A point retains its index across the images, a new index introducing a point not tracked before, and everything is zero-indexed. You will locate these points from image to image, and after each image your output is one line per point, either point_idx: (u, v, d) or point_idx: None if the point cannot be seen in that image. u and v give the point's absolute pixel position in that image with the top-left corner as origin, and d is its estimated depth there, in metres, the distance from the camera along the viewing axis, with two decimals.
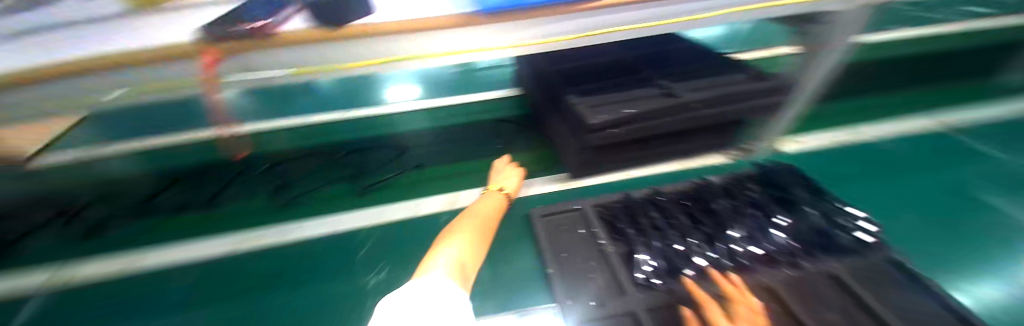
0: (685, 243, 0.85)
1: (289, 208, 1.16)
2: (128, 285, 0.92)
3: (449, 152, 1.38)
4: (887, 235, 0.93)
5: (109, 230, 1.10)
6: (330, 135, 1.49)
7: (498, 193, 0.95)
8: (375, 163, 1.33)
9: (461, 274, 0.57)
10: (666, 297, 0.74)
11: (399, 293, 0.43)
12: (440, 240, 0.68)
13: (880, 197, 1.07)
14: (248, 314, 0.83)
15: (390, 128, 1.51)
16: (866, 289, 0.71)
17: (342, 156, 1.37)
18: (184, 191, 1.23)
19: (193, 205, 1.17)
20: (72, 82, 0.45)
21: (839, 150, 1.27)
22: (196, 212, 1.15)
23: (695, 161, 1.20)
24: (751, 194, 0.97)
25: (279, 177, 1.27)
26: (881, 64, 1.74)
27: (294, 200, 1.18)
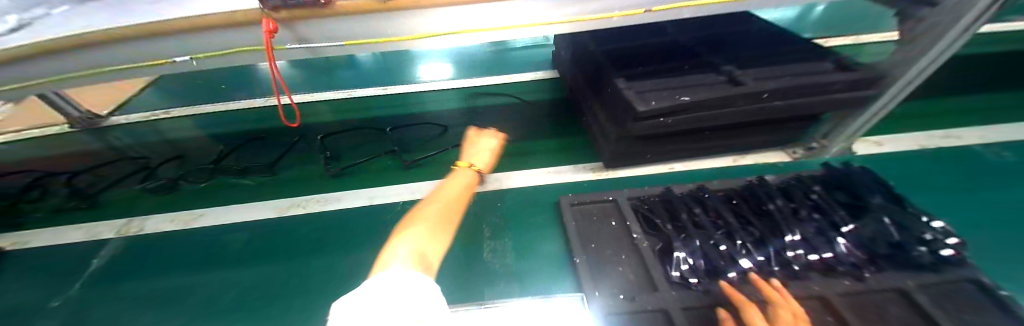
0: (730, 243, 0.79)
1: (342, 177, 1.23)
2: (193, 239, 1.03)
3: (483, 132, 1.38)
4: (974, 254, 0.82)
5: (184, 186, 1.22)
6: (370, 109, 1.54)
7: (469, 169, 0.94)
8: (412, 139, 1.37)
9: (425, 263, 0.51)
10: (704, 298, 0.72)
11: (355, 292, 0.37)
12: (399, 233, 0.61)
13: (968, 211, 0.94)
14: (292, 275, 0.90)
15: (427, 105, 1.54)
16: (945, 314, 0.65)
17: (381, 131, 1.41)
18: (244, 157, 1.33)
19: (254, 169, 1.26)
20: (146, 43, 0.50)
21: (921, 156, 1.12)
22: (259, 175, 1.25)
23: (750, 158, 1.12)
24: (813, 197, 0.88)
25: (331, 148, 1.34)
26: (980, 60, 1.51)
27: (346, 170, 1.25)
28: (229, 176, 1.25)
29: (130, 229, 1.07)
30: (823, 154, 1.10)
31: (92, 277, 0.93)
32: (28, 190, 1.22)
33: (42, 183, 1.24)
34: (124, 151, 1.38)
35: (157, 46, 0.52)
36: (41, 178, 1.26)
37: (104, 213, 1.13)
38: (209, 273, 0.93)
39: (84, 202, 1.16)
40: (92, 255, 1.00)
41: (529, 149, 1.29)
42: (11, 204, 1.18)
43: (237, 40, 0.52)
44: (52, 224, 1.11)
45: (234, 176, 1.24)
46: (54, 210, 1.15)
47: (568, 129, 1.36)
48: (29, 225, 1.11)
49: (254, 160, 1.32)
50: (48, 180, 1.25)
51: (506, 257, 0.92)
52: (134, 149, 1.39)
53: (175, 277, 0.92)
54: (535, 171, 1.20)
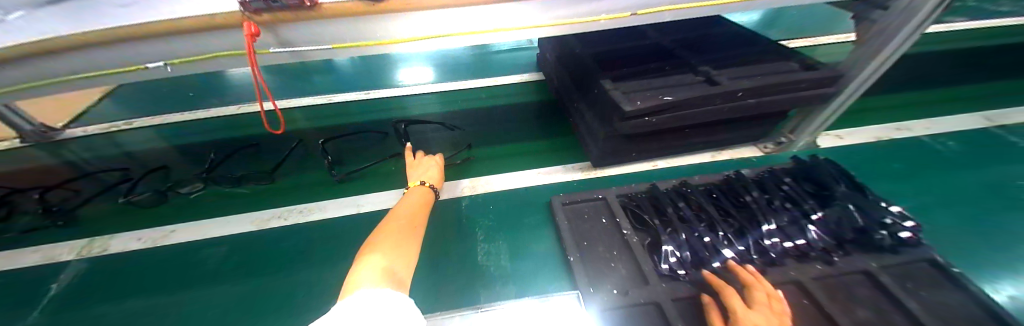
0: (714, 235, 0.83)
1: (347, 183, 1.20)
2: (166, 257, 0.97)
3: (471, 135, 1.38)
4: (929, 236, 0.91)
5: (175, 196, 1.15)
6: (354, 114, 1.50)
7: (422, 187, 0.87)
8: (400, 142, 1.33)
9: (395, 279, 0.49)
10: (690, 288, 0.75)
11: (333, 317, 0.35)
12: (360, 255, 0.56)
13: (924, 198, 1.02)
14: (279, 290, 0.87)
15: (413, 110, 1.52)
16: (901, 289, 0.72)
17: (375, 137, 1.38)
18: (236, 167, 1.26)
19: (250, 176, 1.20)
20: (113, 46, 0.47)
21: (880, 147, 1.22)
22: (259, 182, 1.19)
23: (727, 153, 1.18)
24: (785, 188, 0.93)
25: (334, 153, 1.30)
26: (919, 58, 1.68)
27: (347, 177, 1.21)
28: (224, 186, 1.17)
29: (94, 248, 1.00)
30: (791, 148, 1.17)
31: (47, 307, 0.85)
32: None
33: (11, 200, 1.12)
34: (84, 166, 1.28)
35: (123, 53, 0.49)
36: (10, 195, 1.13)
37: (66, 233, 1.04)
38: (185, 294, 0.87)
39: (58, 219, 1.06)
40: (52, 280, 0.92)
41: (518, 151, 1.30)
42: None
43: (214, 44, 0.51)
44: (8, 246, 1.01)
45: (228, 185, 1.17)
46: (11, 231, 1.04)
47: (555, 130, 1.38)
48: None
49: (249, 166, 1.26)
50: (13, 197, 1.13)
51: (500, 259, 0.92)
52: (94, 164, 1.29)
53: (148, 299, 0.87)
54: (527, 172, 1.21)
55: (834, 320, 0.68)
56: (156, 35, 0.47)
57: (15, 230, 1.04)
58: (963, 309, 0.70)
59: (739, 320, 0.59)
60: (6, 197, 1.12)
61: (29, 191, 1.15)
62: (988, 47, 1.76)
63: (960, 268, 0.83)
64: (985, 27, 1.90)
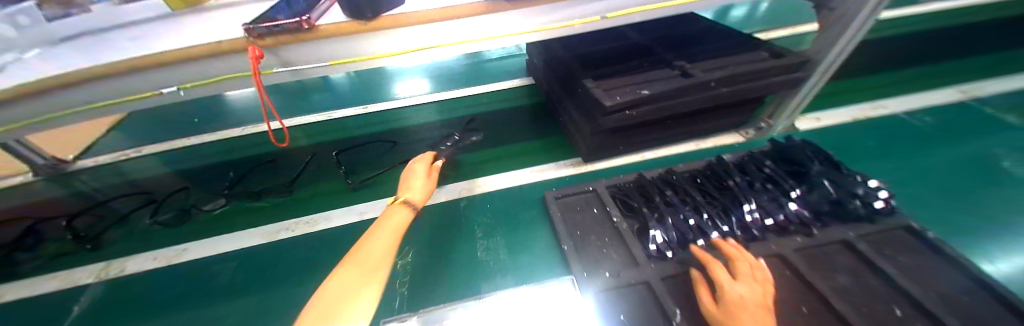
0: (699, 217, 0.87)
1: (363, 190, 1.25)
2: (181, 274, 1.02)
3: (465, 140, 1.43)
4: (914, 211, 0.94)
5: (197, 216, 1.21)
6: (353, 128, 1.56)
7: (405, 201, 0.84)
8: (400, 152, 1.40)
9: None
10: (678, 267, 0.80)
11: None
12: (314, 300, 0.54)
13: (907, 174, 1.07)
14: (290, 299, 0.92)
15: (409, 120, 1.58)
16: (877, 255, 0.76)
17: (379, 146, 1.44)
18: (255, 182, 1.32)
19: (268, 190, 1.24)
20: (129, 76, 0.53)
21: (858, 126, 1.27)
22: (278, 195, 1.23)
23: (712, 141, 1.23)
24: (766, 169, 0.98)
25: (348, 162, 1.36)
26: (893, 39, 1.74)
27: (367, 182, 1.27)
28: (246, 200, 1.22)
29: (112, 270, 1.05)
30: (770, 132, 1.22)
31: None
32: (24, 237, 1.14)
33: (38, 230, 1.17)
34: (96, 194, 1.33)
35: (139, 82, 0.55)
36: (35, 225, 1.17)
37: (85, 257, 1.09)
38: (198, 309, 0.92)
39: (86, 244, 1.12)
40: (73, 302, 0.96)
41: (512, 153, 1.35)
42: (9, 257, 1.08)
43: (222, 69, 0.57)
44: (32, 273, 1.06)
45: (250, 199, 1.22)
46: (34, 258, 1.09)
47: (546, 131, 1.44)
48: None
49: (270, 181, 1.32)
50: (41, 226, 1.18)
51: (499, 253, 0.97)
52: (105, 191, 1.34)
53: (165, 316, 0.91)
54: (520, 171, 1.26)
55: (815, 287, 0.72)
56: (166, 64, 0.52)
57: (38, 258, 1.09)
58: (937, 271, 0.74)
59: (725, 293, 0.64)
60: (34, 226, 1.17)
61: (56, 219, 1.20)
62: (959, 25, 1.83)
63: (945, 240, 0.86)
64: (954, 7, 1.98)
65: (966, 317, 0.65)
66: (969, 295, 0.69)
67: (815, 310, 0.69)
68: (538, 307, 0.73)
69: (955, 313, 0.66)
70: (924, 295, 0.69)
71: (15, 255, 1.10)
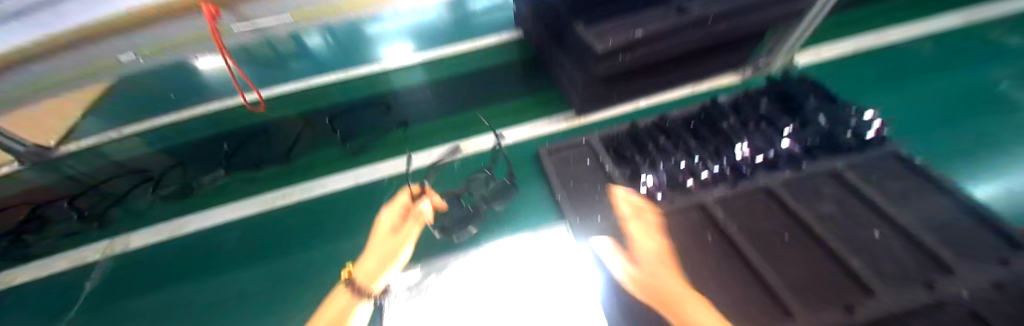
0: (690, 159, 0.87)
1: (360, 156, 1.23)
2: (183, 248, 1.06)
3: (452, 102, 1.36)
4: (908, 141, 0.94)
5: (197, 189, 1.19)
6: (332, 96, 1.34)
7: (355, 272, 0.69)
8: (387, 117, 1.31)
9: None
10: (668, 207, 0.81)
11: None
12: None
13: (904, 104, 1.04)
14: (296, 266, 0.97)
15: (394, 83, 1.36)
16: (863, 183, 0.78)
17: (376, 110, 1.31)
18: (257, 150, 1.24)
19: (268, 158, 1.23)
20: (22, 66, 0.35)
21: (862, 58, 1.21)
22: (277, 164, 1.23)
23: (707, 84, 1.21)
24: (761, 107, 0.95)
25: (342, 127, 1.27)
26: None
27: (363, 147, 1.24)
28: (242, 169, 1.22)
29: (117, 247, 1.09)
30: (767, 70, 1.20)
31: (93, 302, 0.97)
32: (29, 220, 1.10)
33: (40, 213, 1.11)
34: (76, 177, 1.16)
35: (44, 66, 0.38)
36: (37, 209, 1.11)
37: (92, 235, 1.12)
38: (210, 278, 0.98)
39: (93, 223, 1.13)
40: (85, 279, 1.02)
41: (503, 112, 1.31)
42: (19, 240, 1.08)
43: (185, 28, 0.48)
44: (47, 252, 1.09)
45: (248, 170, 1.21)
46: (42, 239, 1.10)
47: (536, 85, 1.38)
48: (13, 260, 1.08)
49: (269, 148, 1.26)
50: (43, 210, 1.11)
51: (494, 206, 0.99)
52: (86, 175, 1.17)
53: (176, 289, 0.96)
54: (512, 130, 1.24)
55: (800, 219, 0.74)
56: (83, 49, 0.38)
57: (48, 238, 1.11)
58: (923, 194, 0.75)
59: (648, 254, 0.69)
60: (35, 210, 1.10)
61: (55, 202, 1.12)
62: None
63: (937, 168, 0.87)
64: None
65: (946, 237, 0.67)
66: (950, 214, 0.71)
67: (798, 237, 0.72)
68: (522, 260, 0.78)
69: (936, 234, 0.68)
70: (905, 219, 0.70)
71: (25, 239, 1.09)
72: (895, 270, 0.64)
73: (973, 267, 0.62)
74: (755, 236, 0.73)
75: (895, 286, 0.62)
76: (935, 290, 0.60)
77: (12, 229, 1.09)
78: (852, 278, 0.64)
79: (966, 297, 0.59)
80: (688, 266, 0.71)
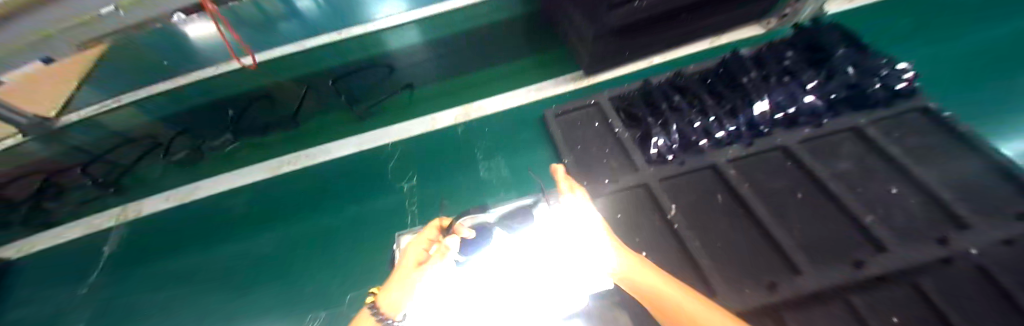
0: (705, 120, 0.84)
1: (368, 119, 1.22)
2: (197, 214, 1.09)
3: (453, 62, 1.28)
4: (939, 93, 0.86)
5: (208, 154, 1.21)
6: (323, 59, 1.22)
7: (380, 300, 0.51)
8: (390, 81, 1.26)
9: None
10: (679, 169, 0.79)
11: None
12: None
13: (941, 54, 0.95)
14: (305, 231, 1.00)
15: (389, 44, 1.23)
16: (886, 139, 0.74)
17: (376, 72, 1.25)
18: (261, 111, 1.23)
19: (276, 123, 1.22)
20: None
21: (900, 3, 1.10)
22: (286, 129, 1.22)
23: (727, 37, 1.12)
24: (785, 62, 0.88)
25: (346, 91, 1.23)
26: None
27: (370, 110, 1.23)
28: (251, 135, 1.22)
29: (129, 214, 1.13)
30: (795, 20, 1.07)
31: (112, 273, 1.01)
32: (44, 189, 1.09)
33: (54, 182, 1.10)
34: (83, 148, 1.09)
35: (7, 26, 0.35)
36: (49, 178, 1.09)
37: (111, 201, 1.17)
38: (223, 244, 1.01)
39: (107, 189, 1.16)
40: (103, 244, 1.07)
41: (510, 73, 1.24)
42: (39, 207, 1.09)
43: None
44: (71, 217, 1.14)
45: (258, 135, 1.21)
46: (63, 205, 1.13)
47: (542, 43, 1.28)
48: (36, 226, 1.13)
49: (274, 112, 1.23)
50: (56, 178, 1.10)
51: (500, 171, 0.98)
52: (89, 145, 1.10)
53: (193, 252, 1.01)
54: (518, 92, 1.18)
55: (815, 176, 0.72)
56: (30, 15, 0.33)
57: (69, 204, 1.14)
58: (949, 151, 0.71)
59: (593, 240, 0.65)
60: (48, 179, 1.09)
61: (66, 171, 1.10)
62: None
63: (967, 122, 0.80)
64: None
65: (969, 194, 0.65)
66: (973, 171, 0.67)
67: (811, 195, 0.71)
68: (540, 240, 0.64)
69: (958, 192, 0.65)
70: (926, 177, 0.68)
71: (46, 205, 1.11)
72: (908, 227, 0.63)
73: (992, 224, 0.60)
74: (766, 195, 0.72)
75: (906, 243, 0.61)
76: (949, 246, 0.59)
77: (29, 196, 1.09)
78: (861, 236, 0.64)
79: (975, 253, 0.57)
80: (691, 226, 0.71)
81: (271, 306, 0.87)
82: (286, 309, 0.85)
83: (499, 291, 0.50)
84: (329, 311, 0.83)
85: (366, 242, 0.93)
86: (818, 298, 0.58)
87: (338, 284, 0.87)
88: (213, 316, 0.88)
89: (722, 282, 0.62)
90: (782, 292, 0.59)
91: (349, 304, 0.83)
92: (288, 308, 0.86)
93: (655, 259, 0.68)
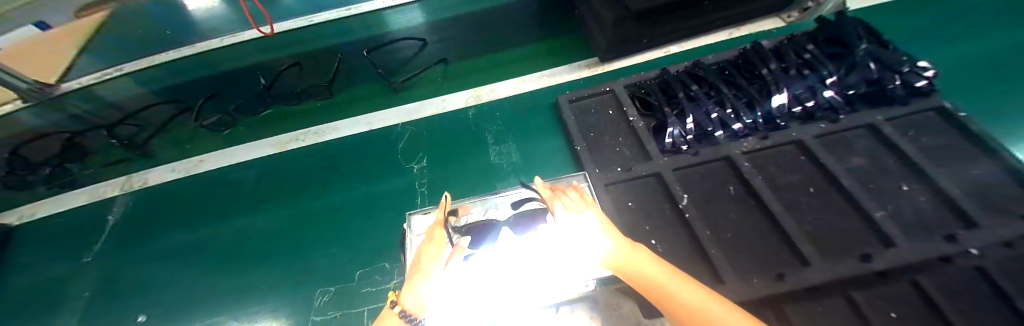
0: (722, 111, 0.83)
1: (403, 92, 1.20)
2: (203, 187, 1.09)
3: (472, 42, 1.26)
4: (954, 96, 0.86)
5: (242, 119, 1.19)
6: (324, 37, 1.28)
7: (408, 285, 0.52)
8: (425, 53, 1.26)
9: None
10: (693, 158, 0.80)
11: None
12: None
13: (962, 56, 0.94)
14: (313, 209, 1.00)
15: (390, 25, 1.29)
16: (901, 138, 0.75)
17: (410, 46, 1.27)
18: (290, 79, 1.21)
19: (311, 91, 1.20)
20: None
21: (923, 3, 1.08)
22: (320, 98, 1.20)
23: (746, 28, 1.12)
24: (806, 54, 0.88)
25: (381, 63, 1.24)
26: None
27: (408, 82, 1.21)
28: (284, 103, 1.19)
29: (134, 183, 1.12)
30: (818, 12, 1.07)
31: (116, 243, 1.01)
32: (66, 150, 1.09)
33: (76, 143, 1.10)
34: (82, 117, 1.11)
35: None
36: (73, 138, 1.09)
37: (129, 166, 1.15)
38: (229, 219, 1.02)
39: (135, 151, 1.15)
40: (107, 213, 1.07)
41: (536, 51, 1.23)
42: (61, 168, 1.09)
43: None
44: (91, 180, 1.13)
45: (292, 102, 1.19)
46: (84, 169, 1.14)
47: (561, 27, 1.26)
48: (57, 187, 1.11)
49: (305, 81, 1.22)
50: (79, 139, 1.11)
51: (511, 157, 0.98)
52: (93, 115, 1.13)
53: (201, 226, 1.01)
54: (529, 77, 1.17)
55: (830, 172, 0.73)
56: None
57: (91, 168, 1.15)
58: (961, 151, 0.72)
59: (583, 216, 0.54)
60: (72, 140, 1.09)
61: (88, 133, 1.11)
62: None
63: (984, 126, 0.79)
64: None
65: (980, 194, 0.66)
66: (982, 171, 0.68)
67: (821, 189, 0.72)
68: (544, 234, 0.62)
69: (969, 191, 0.66)
70: (938, 174, 0.69)
71: (66, 167, 1.10)
72: (916, 224, 0.64)
73: (999, 223, 0.61)
74: (778, 190, 0.74)
75: (914, 239, 0.62)
76: (956, 242, 0.59)
77: (53, 156, 1.09)
78: (872, 230, 0.65)
79: (975, 253, 0.59)
80: (702, 216, 0.72)
81: (280, 282, 0.88)
82: (295, 284, 0.87)
83: (503, 282, 0.58)
84: (339, 287, 0.84)
85: (374, 222, 0.94)
86: (820, 290, 0.60)
87: (346, 261, 0.88)
88: (220, 289, 0.89)
89: (730, 272, 0.62)
90: (791, 282, 0.59)
91: (358, 282, 0.84)
92: (298, 283, 0.87)
93: (665, 247, 0.68)
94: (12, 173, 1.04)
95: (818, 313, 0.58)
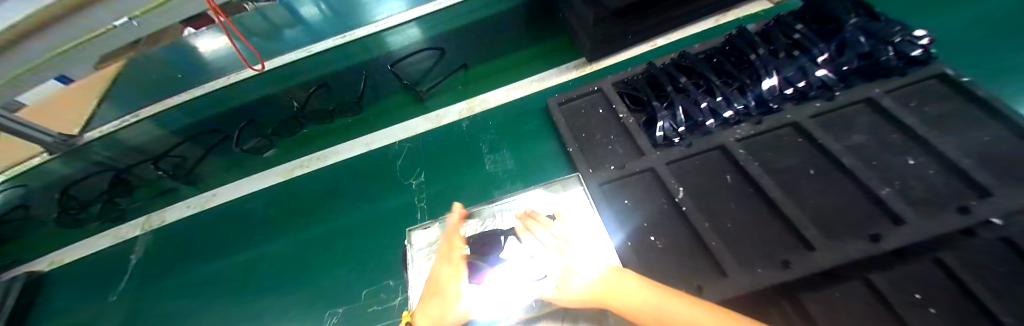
0: (712, 100, 0.82)
1: (430, 100, 1.22)
2: (217, 218, 1.13)
3: (477, 49, 1.27)
4: (956, 62, 0.82)
5: (281, 141, 1.23)
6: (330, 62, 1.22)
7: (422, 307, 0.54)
8: (441, 64, 1.27)
9: None
10: (686, 151, 0.79)
11: None
12: None
13: (965, 19, 0.90)
14: (318, 232, 1.02)
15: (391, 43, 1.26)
16: (904, 110, 0.72)
17: (426, 58, 1.27)
18: (320, 99, 1.22)
19: (344, 106, 1.23)
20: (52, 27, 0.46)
21: None
22: (353, 114, 1.24)
23: (736, 11, 1.10)
24: (794, 34, 0.86)
25: (403, 74, 1.25)
26: None
27: (432, 91, 1.23)
28: (320, 122, 1.23)
29: (153, 223, 1.17)
30: None
31: (139, 280, 1.05)
32: (116, 186, 1.17)
33: (123, 179, 1.18)
34: (104, 162, 1.15)
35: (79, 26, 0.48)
36: (120, 175, 1.16)
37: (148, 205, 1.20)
38: (241, 249, 1.05)
39: (181, 180, 1.20)
40: (130, 252, 1.12)
41: (545, 52, 1.23)
42: (112, 202, 1.17)
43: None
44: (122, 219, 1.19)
45: (324, 120, 1.23)
46: (132, 201, 1.20)
47: (558, 26, 1.27)
48: (109, 221, 1.19)
49: (336, 99, 1.24)
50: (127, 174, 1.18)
51: (506, 164, 0.99)
52: (114, 160, 1.15)
53: (215, 257, 1.05)
54: (519, 84, 1.17)
55: (829, 151, 0.71)
56: (68, 15, 0.44)
57: (139, 199, 1.21)
58: (968, 118, 0.68)
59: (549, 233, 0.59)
60: (120, 176, 1.16)
61: (136, 168, 1.18)
62: None
63: (992, 91, 0.75)
64: None
65: (995, 161, 0.62)
66: (994, 137, 0.65)
67: (822, 170, 0.70)
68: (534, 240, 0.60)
69: (981, 160, 0.63)
70: (946, 145, 0.65)
71: (116, 201, 1.19)
72: (927, 199, 0.61)
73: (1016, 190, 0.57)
74: (776, 175, 0.72)
75: (925, 215, 0.58)
76: (972, 214, 0.56)
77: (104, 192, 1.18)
78: (877, 207, 0.62)
79: (997, 224, 0.55)
80: (700, 209, 0.70)
81: (290, 306, 0.90)
82: (304, 308, 0.88)
83: None
84: (346, 308, 0.85)
85: (377, 240, 0.95)
86: (837, 277, 0.58)
87: (352, 282, 0.90)
88: (235, 317, 0.92)
89: (733, 264, 0.60)
90: (796, 269, 0.57)
91: (364, 301, 0.85)
92: (307, 306, 0.88)
93: (664, 243, 0.67)
94: (67, 211, 1.16)
95: (837, 301, 0.55)
